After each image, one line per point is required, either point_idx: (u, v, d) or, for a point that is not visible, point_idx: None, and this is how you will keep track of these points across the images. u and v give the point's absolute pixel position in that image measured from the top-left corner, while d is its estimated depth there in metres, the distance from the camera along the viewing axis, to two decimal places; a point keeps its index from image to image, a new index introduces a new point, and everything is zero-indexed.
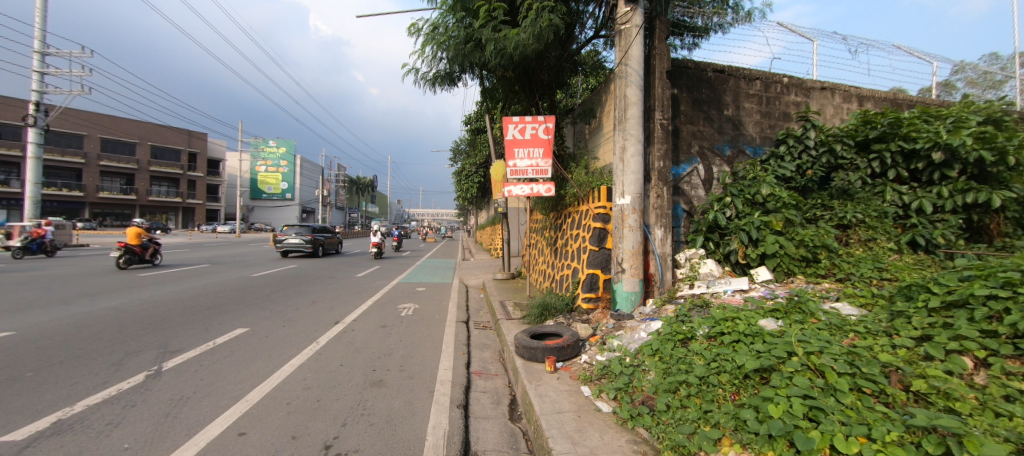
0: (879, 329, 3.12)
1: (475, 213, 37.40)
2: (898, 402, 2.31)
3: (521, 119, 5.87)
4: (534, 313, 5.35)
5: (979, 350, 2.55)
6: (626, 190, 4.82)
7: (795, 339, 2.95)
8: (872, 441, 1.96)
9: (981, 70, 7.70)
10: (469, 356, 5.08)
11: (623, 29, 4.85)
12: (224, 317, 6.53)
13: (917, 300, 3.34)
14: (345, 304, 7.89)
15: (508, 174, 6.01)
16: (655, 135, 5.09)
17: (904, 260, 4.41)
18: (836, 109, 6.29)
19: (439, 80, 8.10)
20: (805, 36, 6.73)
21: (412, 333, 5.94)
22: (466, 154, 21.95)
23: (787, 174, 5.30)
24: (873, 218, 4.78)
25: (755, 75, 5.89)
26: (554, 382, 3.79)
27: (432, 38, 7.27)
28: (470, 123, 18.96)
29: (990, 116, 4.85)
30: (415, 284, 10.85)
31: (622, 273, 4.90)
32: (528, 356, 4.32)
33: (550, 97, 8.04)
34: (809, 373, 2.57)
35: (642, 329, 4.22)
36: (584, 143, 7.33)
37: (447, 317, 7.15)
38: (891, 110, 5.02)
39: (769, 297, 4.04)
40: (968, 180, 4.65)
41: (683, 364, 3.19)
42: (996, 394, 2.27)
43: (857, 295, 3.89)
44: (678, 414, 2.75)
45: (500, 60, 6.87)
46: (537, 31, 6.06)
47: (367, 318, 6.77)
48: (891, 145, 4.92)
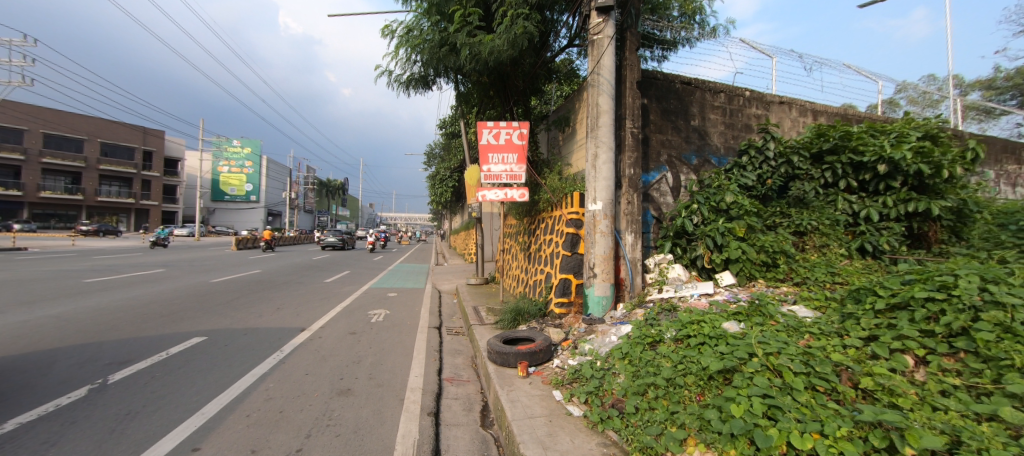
0: (831, 330, 3.30)
1: (450, 218, 37.13)
2: (848, 399, 2.45)
3: (495, 124, 5.89)
4: (507, 318, 5.34)
5: (919, 349, 2.77)
6: (598, 196, 4.90)
7: (755, 340, 3.08)
8: (825, 436, 2.06)
9: (920, 90, 8.37)
10: (441, 362, 5.00)
11: (595, 40, 4.97)
12: (179, 325, 6.16)
13: (865, 302, 3.56)
14: (312, 310, 7.61)
15: (482, 178, 6.00)
16: (626, 143, 5.23)
17: (853, 265, 4.70)
18: (793, 123, 6.67)
19: (413, 83, 8.02)
20: (765, 53, 7.10)
21: (382, 340, 5.79)
22: (441, 158, 21.84)
23: (749, 183, 5.55)
24: (826, 225, 5.09)
25: (720, 88, 6.16)
26: (526, 386, 3.79)
27: (406, 41, 7.20)
28: (445, 127, 18.81)
29: (928, 132, 5.26)
30: (386, 290, 10.60)
31: (594, 278, 4.97)
32: (500, 361, 4.30)
33: (524, 103, 8.11)
34: (768, 373, 2.68)
35: (613, 332, 4.29)
36: (557, 150, 7.42)
37: (418, 322, 7.02)
38: (841, 125, 5.36)
39: (732, 300, 4.20)
40: (909, 191, 5.02)
41: (651, 367, 3.27)
42: (934, 389, 2.45)
43: (812, 298, 4.10)
44: (646, 416, 2.81)
45: (475, 65, 6.88)
46: (511, 38, 6.11)
47: (335, 325, 6.54)
48: (842, 157, 5.26)
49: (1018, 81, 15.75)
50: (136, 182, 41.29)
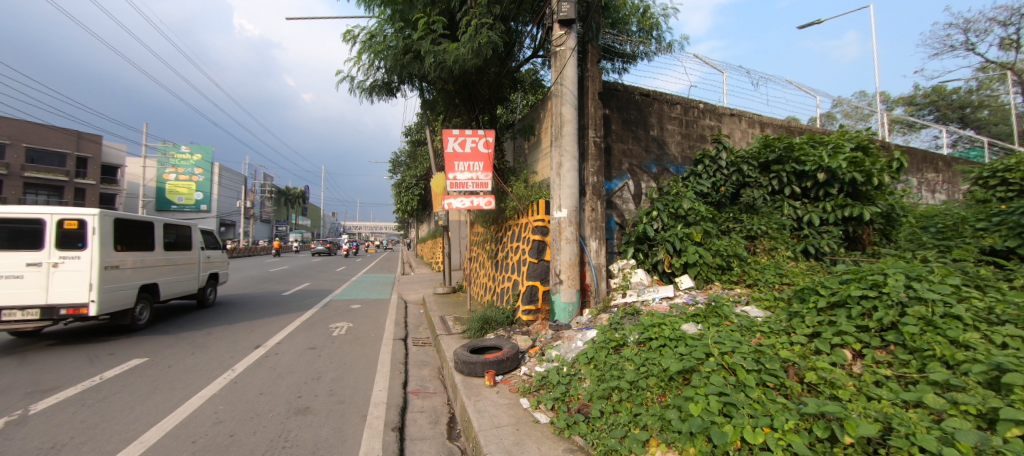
0: (780, 329, 3.50)
1: (418, 227, 36.46)
2: (794, 393, 2.61)
3: (461, 132, 5.90)
4: (474, 327, 5.29)
5: (857, 343, 3.00)
6: (563, 204, 4.99)
7: (711, 340, 3.21)
8: (774, 430, 2.18)
9: (853, 105, 9.15)
10: (406, 374, 4.88)
11: (557, 51, 5.09)
12: (117, 345, 5.70)
13: (809, 301, 3.81)
14: (268, 325, 7.22)
15: (448, 186, 5.95)
16: (589, 152, 5.36)
17: (799, 266, 5.04)
18: (743, 133, 7.10)
19: (376, 89, 7.88)
20: (717, 68, 7.55)
21: (345, 354, 5.58)
22: (407, 166, 21.46)
23: (704, 190, 5.83)
24: (774, 230, 5.43)
25: (676, 100, 6.46)
26: (493, 396, 3.75)
27: (369, 47, 7.09)
28: (411, 134, 18.59)
29: (860, 143, 5.75)
30: (348, 302, 10.21)
31: (560, 284, 5.03)
32: (467, 371, 4.24)
33: (489, 111, 8.18)
34: (723, 371, 2.79)
35: (579, 338, 4.35)
36: (523, 158, 7.50)
37: (383, 334, 6.82)
38: (785, 136, 5.77)
39: (691, 303, 4.36)
40: (845, 198, 5.45)
41: (615, 371, 3.35)
42: (869, 380, 2.65)
43: (762, 299, 4.35)
44: (611, 420, 2.86)
45: (439, 72, 6.86)
46: (475, 47, 6.16)
47: (293, 340, 6.23)
48: (786, 166, 5.64)
49: (933, 98, 17.65)
50: (68, 191, 37.72)
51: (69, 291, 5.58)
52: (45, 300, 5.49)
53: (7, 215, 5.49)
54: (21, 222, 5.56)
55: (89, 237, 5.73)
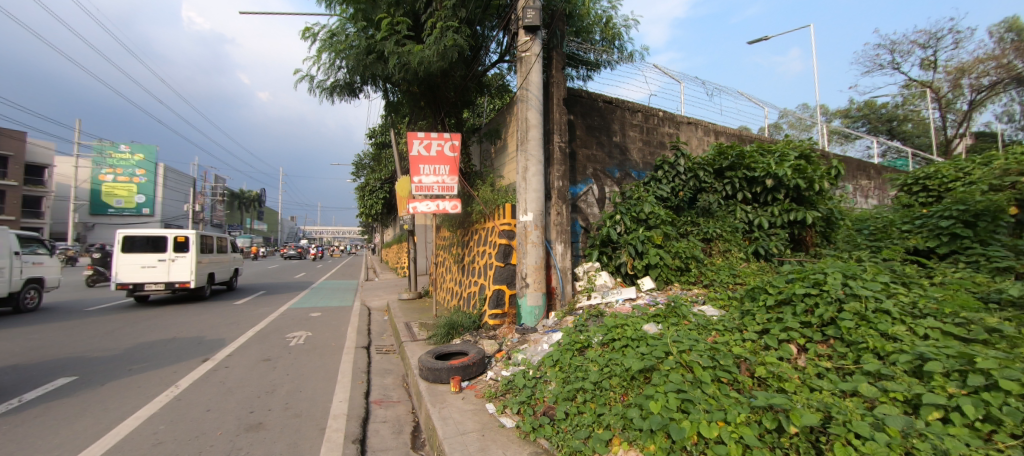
0: (733, 326, 3.68)
1: (382, 232, 35.60)
2: (746, 387, 2.75)
3: (426, 135, 5.82)
4: (440, 333, 5.21)
5: (801, 339, 3.21)
6: (528, 208, 5.02)
7: (670, 340, 3.32)
8: (727, 424, 2.27)
9: (797, 117, 9.82)
10: (369, 384, 4.72)
11: (523, 57, 5.14)
12: (39, 362, 5.17)
13: (759, 300, 4.03)
14: (217, 337, 6.76)
15: (412, 190, 5.87)
16: (555, 157, 5.45)
17: (750, 267, 5.34)
18: (699, 141, 7.46)
19: (338, 89, 7.64)
20: (674, 78, 7.90)
21: (304, 364, 5.33)
22: (371, 169, 20.87)
23: (664, 195, 6.06)
24: (728, 232, 5.72)
25: (637, 108, 6.69)
26: (459, 402, 3.70)
27: (329, 45, 6.86)
28: (374, 136, 18.13)
29: (803, 152, 6.19)
30: (308, 310, 9.74)
31: (526, 288, 5.06)
32: (432, 378, 4.15)
33: (455, 114, 8.14)
34: (681, 369, 2.89)
35: (545, 341, 4.38)
36: (489, 162, 7.51)
37: (345, 343, 6.56)
38: (737, 145, 6.12)
39: (652, 304, 4.50)
40: (790, 202, 5.85)
41: (580, 372, 3.39)
42: (811, 373, 2.83)
43: (718, 298, 4.56)
44: (575, 421, 2.90)
45: (404, 74, 6.76)
46: (441, 49, 6.11)
47: (246, 352, 5.87)
48: (739, 173, 5.97)
49: (865, 112, 19.35)
50: None
51: (182, 272, 10.56)
52: (168, 278, 10.34)
53: (147, 233, 10.14)
54: (154, 237, 10.32)
55: (190, 245, 10.59)
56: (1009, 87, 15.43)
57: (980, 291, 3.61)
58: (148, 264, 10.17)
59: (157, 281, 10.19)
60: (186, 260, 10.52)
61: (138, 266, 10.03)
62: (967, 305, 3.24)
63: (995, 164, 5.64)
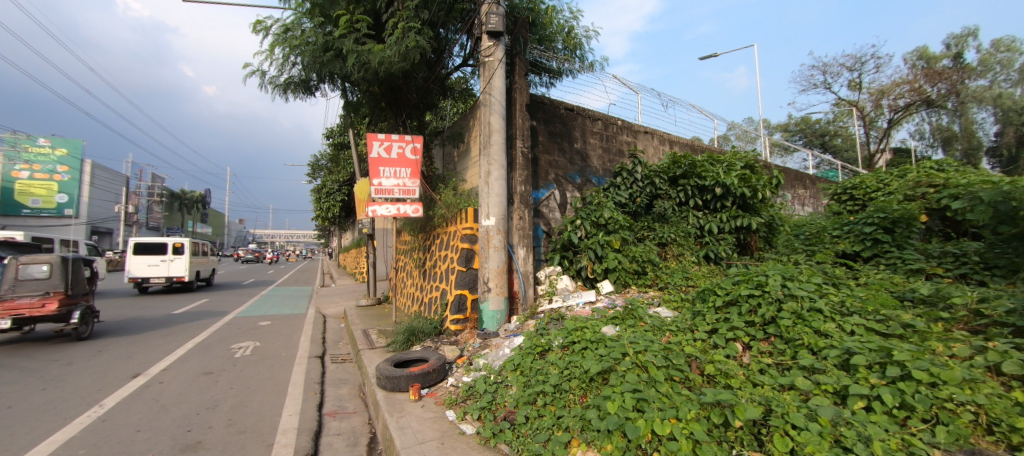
0: (685, 327, 3.86)
1: (341, 235, 34.40)
2: (696, 384, 2.88)
3: (386, 137, 5.68)
4: (400, 339, 5.08)
5: (745, 337, 3.42)
6: (490, 212, 5.02)
7: (627, 341, 3.42)
8: (679, 420, 2.37)
9: (742, 130, 10.50)
10: (322, 395, 4.49)
11: (486, 61, 5.16)
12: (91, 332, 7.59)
13: (709, 300, 4.25)
14: (151, 350, 6.18)
15: (371, 193, 5.69)
16: (517, 162, 5.49)
17: (701, 270, 5.64)
18: (655, 150, 7.81)
19: (292, 87, 7.30)
20: (632, 89, 8.24)
21: (251, 377, 4.99)
22: (329, 170, 20.13)
23: (622, 201, 6.26)
24: (681, 237, 6.01)
25: (597, 116, 6.90)
26: (417, 410, 3.60)
27: (283, 40, 6.56)
28: (331, 137, 17.45)
29: (748, 162, 6.64)
30: (256, 318, 9.16)
31: (488, 292, 5.03)
32: (390, 386, 4.02)
33: (417, 117, 8.02)
34: (637, 369, 2.98)
35: (506, 345, 4.38)
36: (452, 166, 7.46)
37: (297, 353, 6.23)
38: (689, 154, 6.46)
39: (610, 306, 4.63)
40: (736, 209, 6.26)
41: (540, 375, 3.42)
42: (755, 369, 3.02)
43: (672, 300, 4.77)
44: (535, 424, 2.91)
45: (364, 73, 6.59)
46: (403, 50, 6.02)
47: (185, 365, 5.42)
48: (691, 181, 6.31)
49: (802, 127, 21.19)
50: None
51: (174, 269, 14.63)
52: (168, 273, 14.59)
53: (151, 241, 14.52)
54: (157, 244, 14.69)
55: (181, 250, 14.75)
56: (920, 109, 17.41)
57: (896, 290, 4.02)
58: (153, 263, 14.49)
59: (161, 275, 14.50)
60: (181, 260, 14.74)
61: (145, 265, 14.27)
62: (887, 303, 3.59)
63: (909, 177, 6.32)
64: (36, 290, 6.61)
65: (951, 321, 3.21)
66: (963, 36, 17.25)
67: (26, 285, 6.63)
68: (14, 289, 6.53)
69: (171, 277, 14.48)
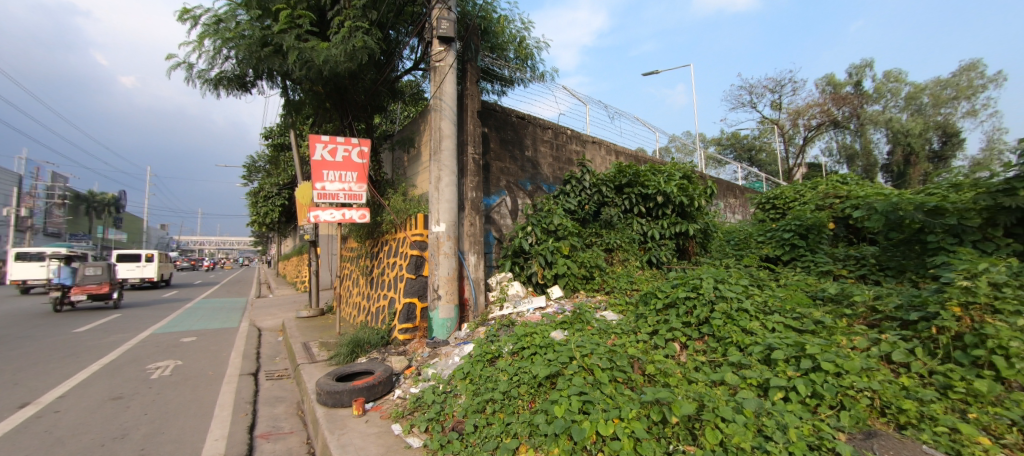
0: (629, 329, 4.04)
1: (284, 242, 32.36)
2: (637, 384, 3.01)
3: (331, 139, 5.42)
4: (343, 351, 4.84)
5: (682, 337, 3.64)
6: (440, 218, 4.95)
7: (575, 345, 3.50)
8: (622, 420, 2.46)
9: (681, 143, 11.23)
10: (254, 416, 4.15)
11: (437, 66, 5.11)
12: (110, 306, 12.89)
13: (650, 303, 4.49)
14: (46, 374, 5.40)
15: (314, 197, 5.39)
16: (468, 168, 5.47)
17: (644, 274, 5.95)
18: (603, 159, 8.14)
19: (225, 83, 6.78)
20: (581, 99, 8.51)
21: (171, 400, 4.51)
22: (267, 172, 18.93)
23: (571, 208, 6.45)
24: (626, 243, 6.30)
25: (548, 125, 7.07)
26: (361, 426, 3.44)
27: (213, 31, 6.07)
28: (270, 137, 16.38)
29: (686, 173, 7.12)
30: (178, 334, 8.31)
31: (438, 300, 4.94)
32: (331, 402, 3.80)
33: (365, 119, 7.77)
34: (584, 372, 3.07)
35: (455, 353, 4.33)
36: (402, 170, 7.29)
37: (227, 370, 5.74)
38: (633, 164, 6.81)
39: (559, 311, 4.73)
40: (675, 217, 6.70)
41: (490, 383, 3.41)
42: (691, 366, 3.21)
43: (617, 303, 4.97)
44: (484, 433, 2.89)
45: (306, 72, 6.24)
46: (349, 50, 5.81)
47: (90, 390, 4.78)
48: (635, 190, 6.65)
49: (732, 141, 23.42)
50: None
51: (146, 272, 19.03)
52: (141, 274, 19.25)
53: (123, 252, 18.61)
54: (129, 254, 18.86)
55: (151, 259, 19.11)
56: (828, 129, 19.74)
57: (809, 290, 4.50)
58: (129, 268, 18.97)
59: (136, 276, 19.13)
60: (153, 265, 19.55)
61: (124, 269, 18.77)
62: (802, 302, 3.99)
63: (819, 189, 7.12)
64: (95, 280, 12.28)
65: (854, 317, 3.64)
66: (861, 67, 19.79)
67: (89, 278, 12.30)
68: (81, 280, 12.14)
69: (146, 277, 19.11)
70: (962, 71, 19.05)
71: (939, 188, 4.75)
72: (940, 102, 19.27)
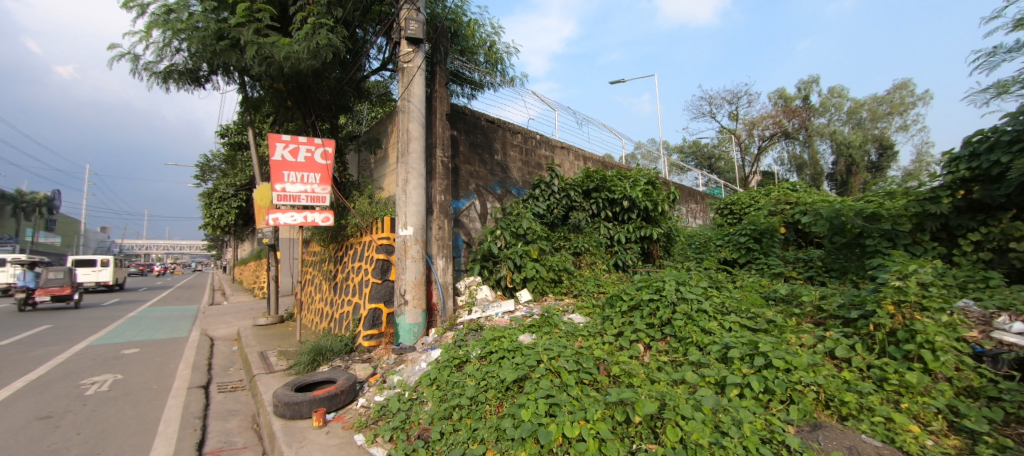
0: (595, 331, 4.12)
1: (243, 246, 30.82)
2: (603, 385, 3.06)
3: (292, 138, 5.22)
4: (304, 360, 4.64)
5: (646, 338, 3.74)
6: (408, 222, 4.86)
7: (542, 348, 3.52)
8: (587, 421, 2.50)
9: (645, 150, 11.65)
10: (204, 431, 3.90)
11: (405, 67, 5.03)
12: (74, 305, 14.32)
13: (616, 305, 4.59)
14: None
15: (273, 199, 5.15)
16: (436, 171, 5.42)
17: (611, 277, 6.09)
18: (571, 164, 8.29)
19: (175, 76, 6.39)
20: (550, 105, 8.65)
21: (110, 417, 4.17)
22: (222, 172, 17.91)
23: (540, 212, 6.52)
24: (594, 247, 6.42)
25: (517, 130, 7.11)
26: (321, 438, 3.30)
27: (163, 22, 5.71)
28: (227, 135, 15.58)
29: (650, 179, 7.37)
30: (119, 346, 7.68)
31: (404, 305, 4.84)
32: (289, 414, 3.63)
33: (329, 119, 7.54)
34: (551, 375, 3.09)
35: (422, 359, 4.25)
36: (368, 173, 7.12)
37: (175, 383, 5.36)
38: (601, 170, 6.97)
39: (528, 315, 4.75)
40: (640, 221, 6.91)
41: (457, 388, 3.37)
42: (654, 366, 3.30)
43: (584, 306, 5.06)
44: (450, 440, 2.84)
45: (265, 68, 5.99)
46: (312, 47, 5.63)
47: (12, 410, 4.33)
48: (603, 194, 6.81)
49: (693, 150, 24.60)
50: None
51: (104, 277, 19.99)
52: (97, 278, 20.04)
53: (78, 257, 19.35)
54: (89, 259, 20.05)
55: (109, 264, 20.15)
56: (780, 139, 21.06)
57: (763, 291, 4.76)
58: (87, 272, 19.83)
59: (93, 280, 19.93)
60: (109, 270, 20.21)
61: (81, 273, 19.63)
62: (756, 302, 4.22)
63: (772, 196, 7.58)
64: (58, 283, 13.54)
65: (802, 316, 3.88)
66: (809, 82, 21.28)
67: (53, 281, 13.53)
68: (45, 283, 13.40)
69: (100, 281, 19.81)
70: (895, 89, 20.78)
71: (876, 196, 5.17)
72: (877, 117, 21.04)
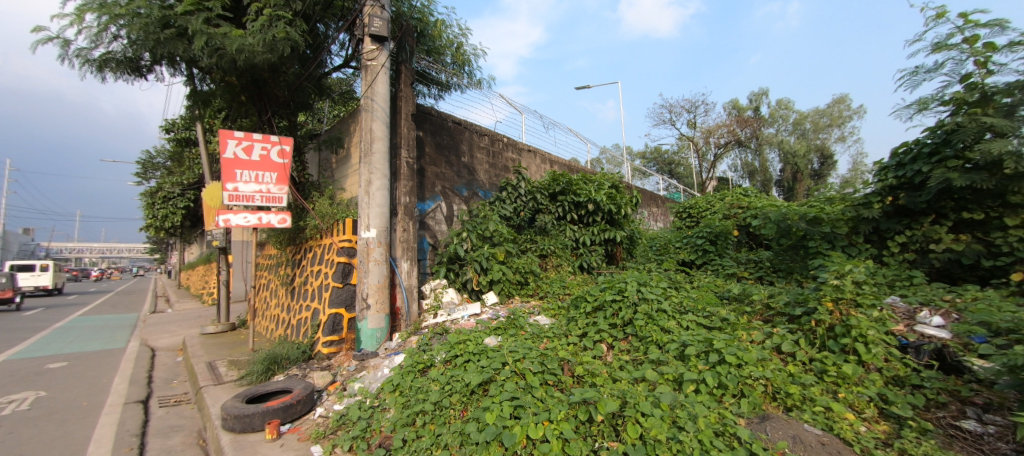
0: (560, 332, 4.18)
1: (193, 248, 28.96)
2: (567, 385, 3.12)
3: (246, 135, 4.95)
4: (258, 370, 4.40)
5: (609, 338, 3.84)
6: (371, 223, 4.73)
7: (507, 350, 3.53)
8: (551, 421, 2.53)
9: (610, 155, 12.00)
10: (142, 449, 3.61)
11: (368, 65, 4.90)
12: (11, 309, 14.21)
13: (580, 306, 4.68)
14: None
15: (223, 199, 4.85)
16: (401, 172, 5.31)
17: (576, 278, 6.20)
18: (538, 167, 8.38)
19: (112, 65, 5.89)
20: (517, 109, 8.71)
21: (31, 438, 3.77)
22: (166, 171, 16.61)
23: (507, 214, 6.54)
24: (560, 249, 6.52)
25: (484, 132, 7.11)
26: (275, 451, 3.14)
27: (98, 6, 5.26)
28: (173, 130, 14.54)
29: (614, 183, 7.57)
30: (45, 359, 6.98)
31: (367, 310, 4.70)
32: (239, 427, 3.42)
33: (287, 116, 7.22)
34: (516, 377, 3.11)
35: (385, 365, 4.14)
36: (329, 173, 6.88)
37: (111, 398, 4.93)
38: (567, 173, 7.09)
39: (494, 317, 4.75)
40: (604, 224, 7.09)
41: (421, 394, 3.30)
42: (616, 365, 3.39)
43: (550, 308, 5.12)
44: (413, 446, 2.78)
45: (216, 60, 5.65)
46: (268, 40, 5.37)
47: None
48: (568, 197, 6.92)
49: (655, 156, 25.61)
50: None
51: (42, 280, 18.72)
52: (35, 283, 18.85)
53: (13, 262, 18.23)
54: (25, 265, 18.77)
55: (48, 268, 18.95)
56: (734, 147, 22.32)
57: (717, 290, 5.01)
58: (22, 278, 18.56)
59: (30, 285, 18.70)
60: (49, 274, 18.98)
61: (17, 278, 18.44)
62: (711, 301, 4.43)
63: (725, 200, 8.01)
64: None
65: (752, 314, 4.12)
66: (760, 94, 22.69)
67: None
68: None
69: (38, 285, 18.56)
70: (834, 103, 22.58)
71: (818, 201, 5.58)
72: (819, 128, 22.76)
